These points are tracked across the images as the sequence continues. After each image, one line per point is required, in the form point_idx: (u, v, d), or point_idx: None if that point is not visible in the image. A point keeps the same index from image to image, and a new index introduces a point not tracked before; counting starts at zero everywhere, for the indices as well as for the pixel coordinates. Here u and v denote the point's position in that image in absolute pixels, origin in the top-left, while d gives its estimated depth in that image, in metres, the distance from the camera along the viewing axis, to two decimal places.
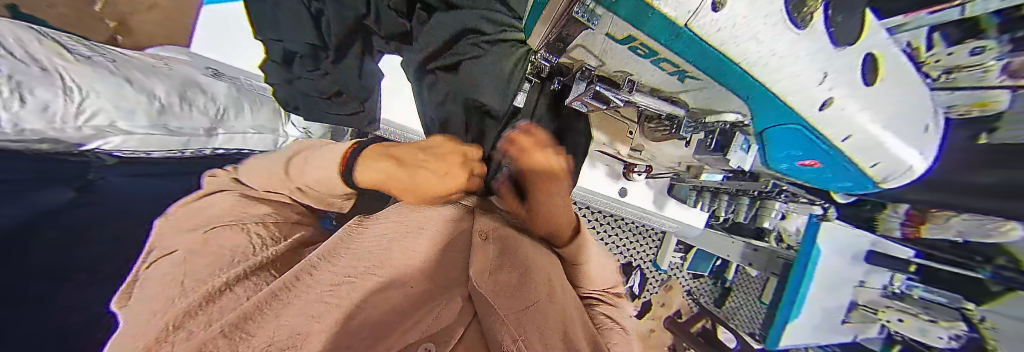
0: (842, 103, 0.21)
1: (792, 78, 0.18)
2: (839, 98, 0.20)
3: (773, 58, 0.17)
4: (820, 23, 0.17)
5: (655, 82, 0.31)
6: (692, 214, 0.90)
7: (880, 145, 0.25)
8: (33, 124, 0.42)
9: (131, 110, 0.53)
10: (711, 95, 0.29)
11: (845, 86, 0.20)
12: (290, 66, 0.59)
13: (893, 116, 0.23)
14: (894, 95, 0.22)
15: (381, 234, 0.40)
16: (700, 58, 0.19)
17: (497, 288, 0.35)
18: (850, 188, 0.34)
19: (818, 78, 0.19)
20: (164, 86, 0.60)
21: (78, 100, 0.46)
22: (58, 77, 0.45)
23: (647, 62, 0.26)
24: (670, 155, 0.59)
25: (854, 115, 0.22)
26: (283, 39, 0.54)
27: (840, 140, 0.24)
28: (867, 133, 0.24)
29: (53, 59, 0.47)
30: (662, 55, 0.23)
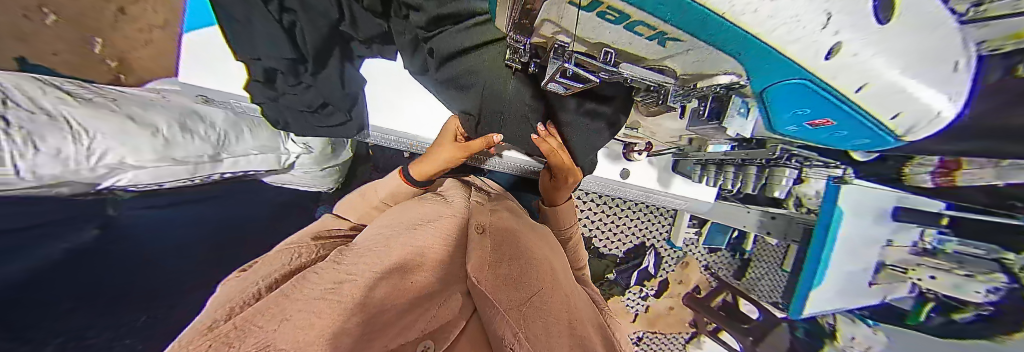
0: (851, 48, 0.17)
1: (788, 23, 0.15)
2: (848, 43, 0.17)
3: (762, 5, 0.14)
4: None
5: (635, 49, 0.24)
6: (698, 189, 0.85)
7: (904, 92, 0.21)
8: (50, 168, 0.42)
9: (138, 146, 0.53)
10: (697, 58, 0.22)
11: (856, 27, 0.16)
12: (274, 85, 0.55)
13: (921, 56, 0.19)
14: (922, 27, 0.18)
15: (377, 232, 0.39)
16: (677, 16, 0.16)
17: (497, 282, 0.35)
18: (867, 144, 0.29)
19: (822, 23, 0.15)
20: (165, 119, 0.60)
21: (88, 142, 0.46)
22: (63, 121, 0.45)
23: (622, 28, 0.21)
24: (666, 129, 0.56)
25: (870, 61, 0.18)
26: (261, 57, 0.50)
27: (852, 89, 0.20)
28: (885, 76, 0.19)
29: (57, 105, 0.46)
30: (632, 15, 0.18)
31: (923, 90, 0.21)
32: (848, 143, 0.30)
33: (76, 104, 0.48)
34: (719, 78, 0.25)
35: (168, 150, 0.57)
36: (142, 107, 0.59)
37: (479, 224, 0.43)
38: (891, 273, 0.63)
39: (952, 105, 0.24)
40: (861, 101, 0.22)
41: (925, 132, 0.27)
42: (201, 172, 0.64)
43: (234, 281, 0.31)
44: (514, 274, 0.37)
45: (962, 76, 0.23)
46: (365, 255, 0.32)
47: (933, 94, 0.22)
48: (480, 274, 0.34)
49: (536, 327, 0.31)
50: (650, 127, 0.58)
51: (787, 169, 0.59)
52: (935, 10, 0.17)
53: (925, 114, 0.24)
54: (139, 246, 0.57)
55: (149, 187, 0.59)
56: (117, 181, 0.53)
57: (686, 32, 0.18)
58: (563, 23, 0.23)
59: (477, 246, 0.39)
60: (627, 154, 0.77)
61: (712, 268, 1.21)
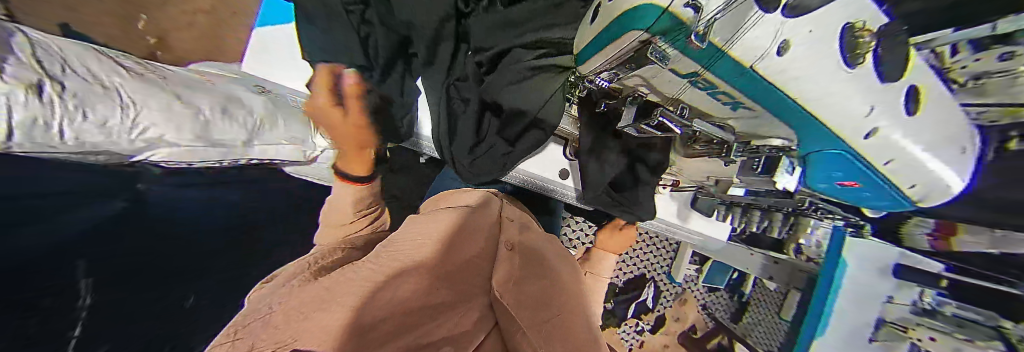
0: (886, 133, 0.21)
1: (841, 108, 0.20)
2: (881, 129, 0.21)
3: (824, 96, 0.19)
4: (869, 64, 0.18)
5: (706, 108, 0.29)
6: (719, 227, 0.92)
7: (926, 168, 0.24)
8: (94, 136, 0.43)
9: (180, 124, 0.55)
10: (755, 124, 0.27)
11: (891, 117, 0.20)
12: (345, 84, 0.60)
13: (938, 141, 0.23)
14: (936, 118, 0.22)
15: (409, 237, 0.40)
16: (756, 94, 0.22)
17: (520, 300, 0.37)
18: (885, 205, 0.33)
19: (866, 111, 0.20)
20: (208, 101, 0.62)
21: (133, 115, 0.48)
22: (117, 94, 0.47)
23: (705, 94, 0.26)
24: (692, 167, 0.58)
25: (902, 143, 0.22)
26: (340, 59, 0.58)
27: (881, 163, 0.24)
28: (910, 155, 0.23)
29: (112, 77, 0.49)
30: (720, 87, 0.24)
31: (940, 166, 0.25)
32: (868, 202, 0.33)
33: (128, 77, 0.51)
34: (772, 141, 0.28)
35: (206, 132, 0.59)
36: (189, 89, 0.61)
37: (508, 241, 0.46)
38: (891, 331, 0.64)
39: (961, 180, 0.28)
40: (889, 172, 0.25)
41: (938, 199, 0.30)
42: (230, 157, 0.66)
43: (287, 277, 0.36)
44: (534, 291, 0.40)
45: (968, 159, 0.27)
46: (397, 256, 0.35)
47: (949, 170, 0.25)
48: (504, 289, 0.36)
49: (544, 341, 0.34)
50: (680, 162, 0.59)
51: (811, 219, 0.67)
52: (942, 108, 0.22)
53: (940, 186, 0.27)
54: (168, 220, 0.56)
55: (177, 166, 0.59)
56: (151, 156, 0.53)
57: (761, 105, 0.23)
58: (651, 80, 0.29)
59: (506, 260, 0.42)
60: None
61: (709, 308, 1.17)
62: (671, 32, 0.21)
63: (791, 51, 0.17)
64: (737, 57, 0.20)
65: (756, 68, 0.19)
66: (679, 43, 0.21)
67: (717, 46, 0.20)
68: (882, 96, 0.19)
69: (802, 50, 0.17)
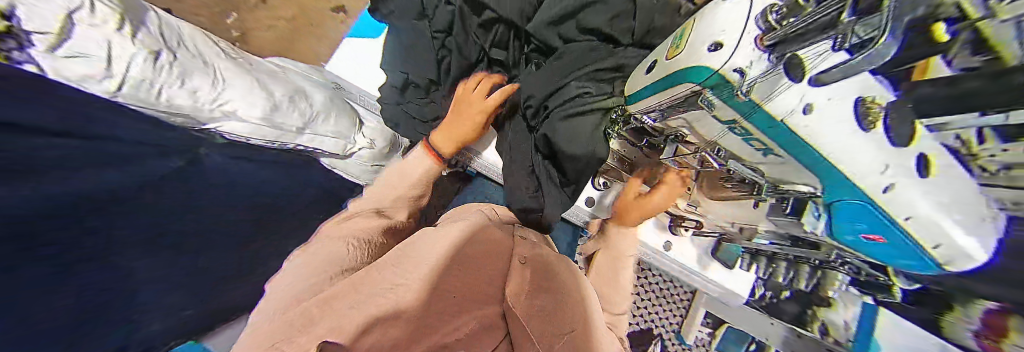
0: (903, 189, 0.24)
1: (861, 165, 0.22)
2: (898, 184, 0.24)
3: (842, 151, 0.22)
4: (881, 129, 0.23)
5: (740, 152, 0.31)
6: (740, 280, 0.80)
7: (945, 231, 0.25)
8: (183, 101, 0.56)
9: (253, 103, 0.64)
10: (784, 170, 0.29)
11: (905, 175, 0.23)
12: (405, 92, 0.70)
13: (956, 205, 0.24)
14: (951, 184, 0.23)
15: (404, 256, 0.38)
16: (787, 145, 0.24)
17: (531, 312, 0.35)
18: (912, 265, 0.33)
19: (882, 168, 0.23)
20: (282, 90, 0.71)
21: (219, 91, 0.60)
22: (213, 72, 0.61)
23: (740, 139, 0.28)
24: (719, 213, 0.54)
25: (916, 201, 0.24)
26: (408, 71, 0.67)
27: (901, 218, 0.25)
28: (927, 214, 0.24)
29: (215, 61, 0.63)
30: (754, 135, 0.26)
31: (966, 230, 0.25)
32: (896, 261, 0.33)
33: (228, 61, 0.65)
34: (800, 187, 0.30)
35: (271, 115, 0.66)
36: (268, 77, 0.71)
37: (522, 255, 0.45)
38: None
39: None
40: (909, 228, 0.26)
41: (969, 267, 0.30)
42: (283, 139, 0.72)
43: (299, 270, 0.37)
44: (549, 306, 0.38)
45: None
46: (404, 268, 0.35)
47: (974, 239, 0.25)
48: (515, 300, 0.35)
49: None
50: (707, 206, 0.55)
51: (839, 273, 0.54)
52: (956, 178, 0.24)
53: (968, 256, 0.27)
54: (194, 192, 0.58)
55: (239, 139, 0.67)
56: (219, 127, 0.63)
57: (791, 155, 0.25)
58: (693, 123, 0.32)
59: (517, 271, 0.41)
60: (671, 227, 0.70)
61: None
62: (718, 87, 0.23)
63: (815, 110, 0.21)
64: (769, 113, 0.22)
65: (786, 122, 0.22)
66: (725, 96, 0.23)
67: (756, 103, 0.22)
68: (897, 157, 0.23)
69: (826, 112, 0.21)
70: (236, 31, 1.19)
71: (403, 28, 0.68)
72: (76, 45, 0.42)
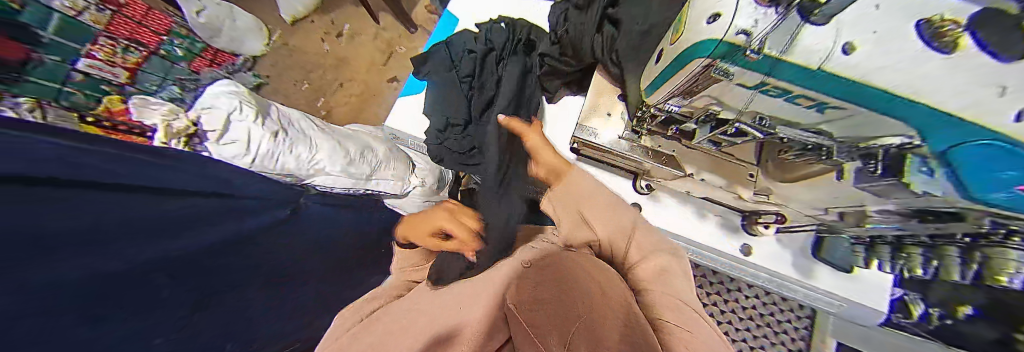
0: None
1: (941, 84, 0.18)
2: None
3: (924, 79, 0.19)
4: (968, 42, 0.17)
5: (787, 114, 0.29)
6: (865, 288, 0.57)
7: None
8: (291, 164, 0.74)
9: (337, 159, 0.81)
10: (858, 124, 0.26)
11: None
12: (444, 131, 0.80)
13: None
14: None
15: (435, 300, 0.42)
16: (851, 97, 0.22)
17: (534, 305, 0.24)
18: None
19: (994, 91, 0.18)
20: (357, 145, 0.88)
21: (315, 153, 0.78)
22: (310, 139, 0.80)
23: (781, 100, 0.27)
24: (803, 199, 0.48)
25: None
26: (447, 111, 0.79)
27: None
28: None
29: (312, 130, 0.84)
30: (793, 92, 0.24)
31: None
32: None
33: (320, 131, 0.85)
34: (889, 139, 0.26)
35: (349, 167, 0.82)
36: (348, 137, 0.89)
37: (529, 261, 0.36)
38: None
39: None
40: None
41: None
42: (358, 186, 0.87)
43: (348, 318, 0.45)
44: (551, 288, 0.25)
45: None
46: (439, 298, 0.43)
47: None
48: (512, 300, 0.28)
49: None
50: (785, 193, 0.48)
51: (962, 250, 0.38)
52: None
53: None
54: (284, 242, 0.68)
55: (327, 190, 0.82)
56: (313, 182, 0.80)
57: (853, 101, 0.22)
58: (721, 98, 0.31)
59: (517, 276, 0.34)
60: (748, 225, 0.60)
61: None
62: (728, 56, 0.23)
63: (858, 49, 0.19)
64: (801, 63, 0.21)
65: (826, 69, 0.20)
66: (740, 62, 0.23)
67: (776, 57, 0.21)
68: (999, 73, 0.17)
69: (872, 48, 0.19)
70: (324, 111, 1.55)
71: (437, 79, 0.82)
72: (228, 135, 0.65)
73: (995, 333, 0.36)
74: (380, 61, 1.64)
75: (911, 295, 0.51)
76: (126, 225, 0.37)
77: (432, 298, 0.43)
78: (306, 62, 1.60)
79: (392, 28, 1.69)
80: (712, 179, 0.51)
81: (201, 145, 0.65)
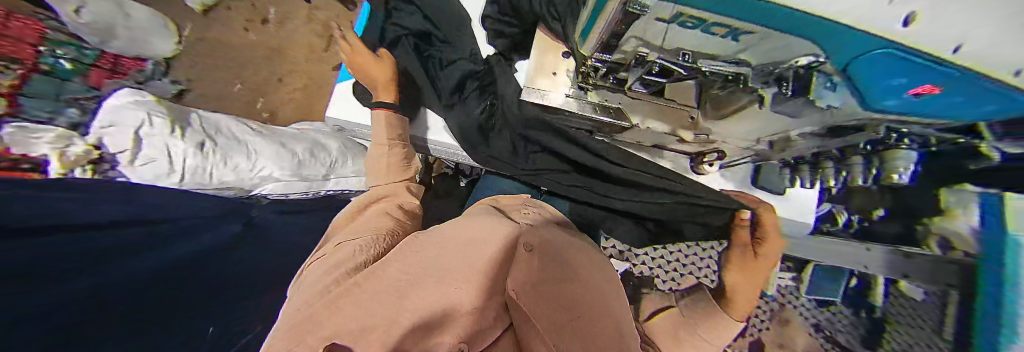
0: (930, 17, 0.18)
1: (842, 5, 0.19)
2: (921, 11, 0.18)
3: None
4: None
5: (704, 46, 0.33)
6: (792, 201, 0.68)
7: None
8: (229, 176, 0.65)
9: (283, 163, 0.74)
10: (770, 44, 0.28)
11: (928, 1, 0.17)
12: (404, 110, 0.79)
13: None
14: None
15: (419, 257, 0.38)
16: (763, 19, 0.23)
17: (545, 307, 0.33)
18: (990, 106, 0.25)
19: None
20: (304, 146, 0.80)
21: (255, 160, 0.70)
22: (246, 146, 0.71)
23: (697, 31, 0.29)
24: (738, 132, 0.56)
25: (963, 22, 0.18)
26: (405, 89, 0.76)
27: (946, 48, 0.20)
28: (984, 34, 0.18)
29: (248, 135, 0.75)
30: (706, 19, 0.26)
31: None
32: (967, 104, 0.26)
33: (258, 135, 0.76)
34: (799, 60, 0.29)
35: (299, 170, 0.76)
36: (292, 138, 0.81)
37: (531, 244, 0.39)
38: None
39: None
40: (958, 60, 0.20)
41: None
42: (314, 188, 0.81)
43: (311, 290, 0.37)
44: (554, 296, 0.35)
45: None
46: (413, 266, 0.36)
47: None
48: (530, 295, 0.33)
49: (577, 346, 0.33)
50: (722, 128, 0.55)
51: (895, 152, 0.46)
52: None
53: None
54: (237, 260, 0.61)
55: (279, 196, 0.76)
56: (262, 191, 0.73)
57: (760, 26, 0.24)
58: (644, 37, 0.34)
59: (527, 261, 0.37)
60: (694, 167, 0.71)
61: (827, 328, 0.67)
62: None
63: None
64: None
65: None
66: None
67: None
68: None
69: None
70: (267, 112, 1.33)
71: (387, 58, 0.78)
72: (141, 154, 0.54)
73: (899, 226, 0.52)
74: (321, 48, 1.50)
75: (837, 208, 0.67)
76: (59, 261, 0.36)
77: (433, 252, 0.38)
78: (229, 58, 1.35)
79: (326, 9, 1.56)
80: (658, 127, 0.59)
81: (115, 171, 0.55)
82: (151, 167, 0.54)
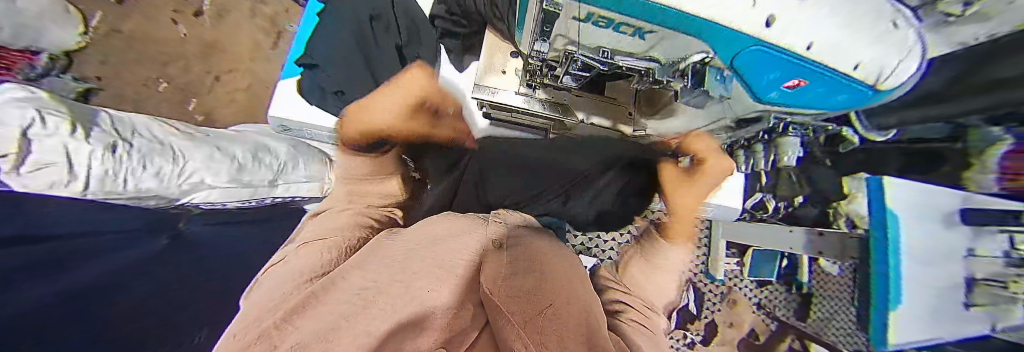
0: (787, 14, 0.20)
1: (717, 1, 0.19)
2: (776, 12, 0.20)
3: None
4: None
5: (626, 46, 0.31)
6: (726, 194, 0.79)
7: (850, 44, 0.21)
8: (147, 184, 0.53)
9: (217, 169, 0.63)
10: (670, 44, 0.27)
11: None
12: (331, 105, 0.73)
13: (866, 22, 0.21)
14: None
15: (412, 250, 0.35)
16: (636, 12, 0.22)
17: (512, 293, 0.27)
18: (851, 101, 0.28)
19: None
20: (242, 149, 0.71)
21: (181, 165, 0.58)
22: (168, 149, 0.58)
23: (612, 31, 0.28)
24: (670, 127, 0.55)
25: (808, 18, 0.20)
26: (336, 80, 0.69)
27: (802, 49, 0.21)
28: (830, 35, 0.21)
29: (171, 138, 0.62)
30: (612, 18, 0.25)
31: (870, 40, 0.21)
32: (842, 107, 0.29)
33: (185, 138, 0.65)
34: (694, 57, 0.29)
35: (238, 174, 0.66)
36: (227, 141, 0.71)
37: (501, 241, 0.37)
38: (993, 291, 0.53)
39: (914, 56, 0.23)
40: (819, 58, 0.22)
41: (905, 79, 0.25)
42: (258, 195, 0.72)
43: (285, 276, 0.31)
44: (529, 286, 0.29)
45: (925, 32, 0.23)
46: (389, 263, 0.31)
47: (885, 48, 0.22)
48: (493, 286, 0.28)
49: (553, 334, 0.22)
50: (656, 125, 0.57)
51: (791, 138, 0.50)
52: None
53: (890, 60, 0.23)
54: (173, 276, 0.54)
55: (213, 206, 0.66)
56: (191, 200, 0.61)
57: (659, 27, 0.23)
58: (570, 37, 0.32)
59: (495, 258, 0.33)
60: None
61: (768, 307, 1.02)
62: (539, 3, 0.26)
63: None
64: None
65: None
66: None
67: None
68: None
69: None
70: (201, 115, 1.19)
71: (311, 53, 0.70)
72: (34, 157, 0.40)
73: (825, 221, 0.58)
74: (267, 46, 1.33)
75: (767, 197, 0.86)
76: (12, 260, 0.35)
77: (395, 255, 0.34)
78: (156, 55, 1.20)
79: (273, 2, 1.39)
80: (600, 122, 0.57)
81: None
82: (64, 180, 0.43)
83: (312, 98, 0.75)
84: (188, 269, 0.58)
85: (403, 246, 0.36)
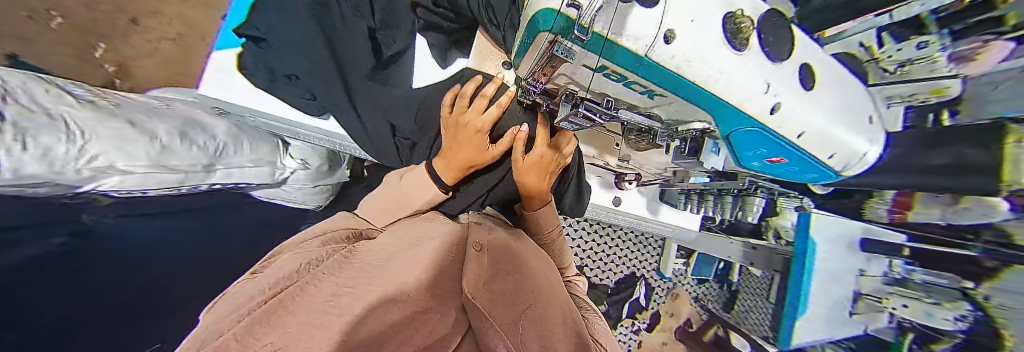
0: (783, 108, 0.26)
1: (741, 87, 0.25)
2: (780, 102, 0.26)
3: (719, 74, 0.24)
4: (751, 39, 0.24)
5: (629, 98, 0.35)
6: (686, 217, 0.88)
7: (830, 137, 0.29)
8: (33, 168, 0.36)
9: (131, 151, 0.50)
10: (674, 108, 0.33)
11: (782, 93, 0.26)
12: (284, 91, 0.64)
13: (833, 118, 0.28)
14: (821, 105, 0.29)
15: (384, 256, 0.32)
16: (660, 78, 0.25)
17: (495, 296, 0.28)
18: (817, 179, 0.37)
19: (766, 87, 0.25)
20: (166, 126, 0.58)
21: (82, 144, 0.42)
22: (61, 121, 0.41)
23: (619, 83, 0.31)
24: (655, 163, 0.61)
25: (799, 115, 0.27)
26: (290, 64, 0.62)
27: (795, 136, 0.28)
28: (815, 128, 0.28)
29: (59, 104, 0.43)
30: (627, 78, 0.28)
31: (840, 134, 0.29)
32: (804, 177, 0.37)
33: (76, 103, 0.46)
34: (696, 124, 0.35)
35: (162, 158, 0.54)
36: (145, 114, 0.57)
37: (477, 241, 0.37)
38: (868, 303, 0.62)
39: (869, 149, 0.33)
40: (805, 146, 0.30)
41: (857, 170, 0.35)
42: (190, 182, 0.62)
43: (225, 289, 0.23)
44: (507, 289, 0.30)
45: (872, 128, 0.32)
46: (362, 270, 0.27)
47: (850, 139, 0.31)
48: (477, 289, 0.28)
49: (533, 335, 0.24)
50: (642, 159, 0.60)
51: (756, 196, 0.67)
52: (838, 84, 0.30)
53: (854, 155, 0.32)
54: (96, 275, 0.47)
55: (130, 194, 0.55)
56: (100, 186, 0.48)
57: (667, 90, 0.27)
58: (573, 79, 0.33)
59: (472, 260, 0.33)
60: (619, 183, 0.78)
61: (701, 300, 1.19)
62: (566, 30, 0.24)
63: (672, 40, 0.22)
64: (628, 48, 0.22)
65: (649, 57, 0.22)
66: (576, 40, 0.24)
67: (602, 37, 0.22)
68: (772, 75, 0.25)
69: (681, 36, 0.21)
70: None
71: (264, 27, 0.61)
72: None
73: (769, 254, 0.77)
74: None
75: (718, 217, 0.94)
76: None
77: (370, 261, 0.30)
78: None
79: None
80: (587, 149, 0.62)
81: None
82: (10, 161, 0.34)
83: (258, 80, 0.64)
84: (112, 267, 0.50)
85: (375, 251, 0.32)
